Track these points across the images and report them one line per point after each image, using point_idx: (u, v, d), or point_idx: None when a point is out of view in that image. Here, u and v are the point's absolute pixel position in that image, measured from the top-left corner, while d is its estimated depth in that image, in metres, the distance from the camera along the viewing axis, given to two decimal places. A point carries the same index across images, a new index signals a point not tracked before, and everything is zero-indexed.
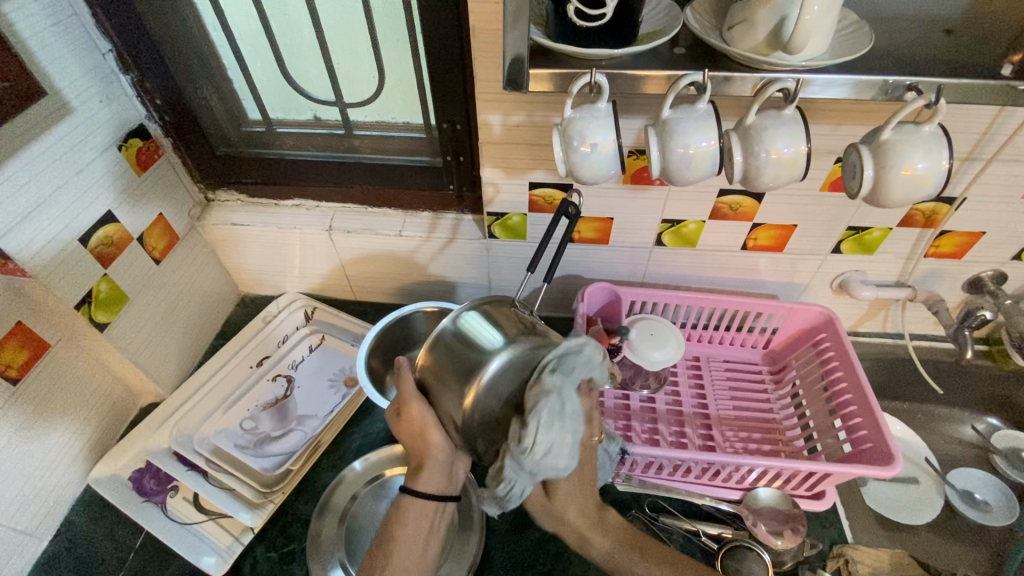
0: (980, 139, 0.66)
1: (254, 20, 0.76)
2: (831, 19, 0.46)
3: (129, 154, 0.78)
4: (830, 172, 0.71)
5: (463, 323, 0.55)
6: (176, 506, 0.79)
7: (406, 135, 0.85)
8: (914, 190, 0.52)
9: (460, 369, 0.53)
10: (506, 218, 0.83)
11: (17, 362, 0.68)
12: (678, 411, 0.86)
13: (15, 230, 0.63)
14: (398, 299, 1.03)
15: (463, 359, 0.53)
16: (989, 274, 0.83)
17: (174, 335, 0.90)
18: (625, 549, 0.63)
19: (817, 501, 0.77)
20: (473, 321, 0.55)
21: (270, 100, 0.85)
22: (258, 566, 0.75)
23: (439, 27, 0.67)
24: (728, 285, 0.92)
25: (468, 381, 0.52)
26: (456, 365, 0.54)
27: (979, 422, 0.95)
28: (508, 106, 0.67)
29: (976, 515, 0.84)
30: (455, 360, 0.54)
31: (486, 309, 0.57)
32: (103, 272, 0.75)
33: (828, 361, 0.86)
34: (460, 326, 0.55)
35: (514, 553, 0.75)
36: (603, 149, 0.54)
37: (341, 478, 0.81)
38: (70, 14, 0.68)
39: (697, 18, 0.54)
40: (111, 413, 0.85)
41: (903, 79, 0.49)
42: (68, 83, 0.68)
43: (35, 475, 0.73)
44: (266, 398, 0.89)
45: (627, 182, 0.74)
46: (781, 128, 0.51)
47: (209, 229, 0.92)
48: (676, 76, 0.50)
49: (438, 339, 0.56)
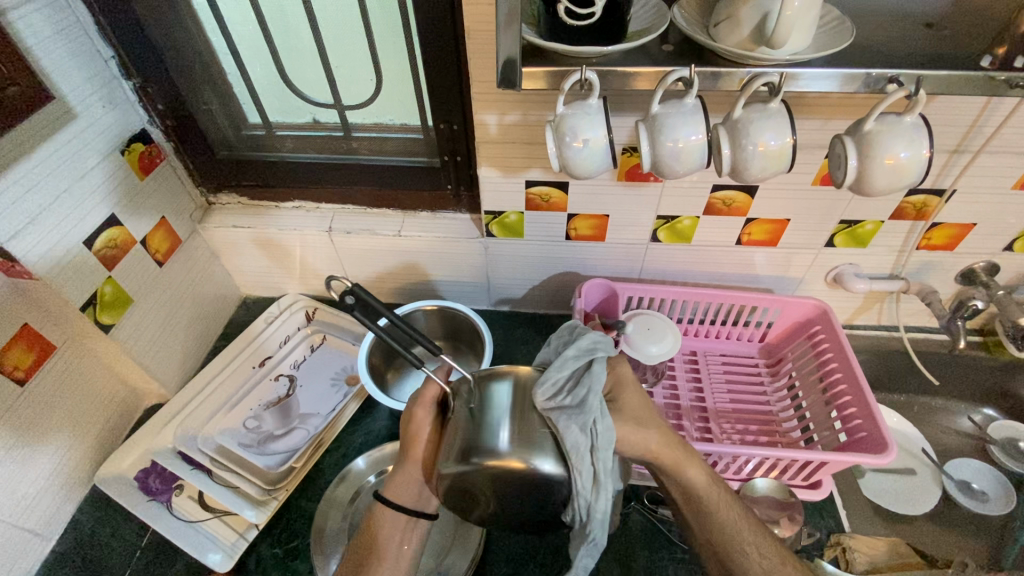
0: (968, 131, 0.67)
1: (252, 26, 0.78)
2: (812, 15, 0.48)
3: (132, 158, 0.80)
4: (820, 168, 0.72)
5: (496, 398, 0.56)
6: (181, 505, 0.80)
7: (403, 136, 0.87)
8: (897, 178, 0.53)
9: (468, 434, 0.54)
10: (503, 217, 0.84)
11: (24, 363, 0.70)
12: (675, 404, 0.87)
13: (23, 233, 0.65)
14: (399, 299, 1.04)
15: (476, 431, 0.54)
16: (982, 265, 0.84)
17: (178, 335, 0.91)
18: (716, 491, 0.63)
19: (813, 491, 0.78)
20: (505, 394, 0.56)
21: (269, 103, 0.87)
22: (263, 562, 0.76)
23: (436, 29, 0.69)
24: (723, 281, 0.93)
25: (471, 457, 0.53)
26: (471, 429, 0.54)
27: (974, 413, 0.97)
28: (504, 105, 0.69)
29: (973, 504, 0.85)
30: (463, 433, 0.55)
31: (520, 394, 0.57)
32: (107, 274, 0.76)
33: (823, 354, 0.87)
34: (494, 400, 0.56)
35: (516, 546, 0.76)
36: (595, 144, 0.55)
37: (344, 473, 0.83)
38: (74, 22, 0.70)
39: (684, 15, 0.55)
40: (116, 413, 0.86)
41: (885, 72, 0.50)
42: (73, 89, 0.70)
43: (42, 474, 0.75)
44: (269, 398, 0.90)
45: (621, 179, 0.76)
46: (768, 120, 0.52)
47: (211, 232, 0.94)
48: (665, 72, 0.51)
49: (472, 395, 0.57)
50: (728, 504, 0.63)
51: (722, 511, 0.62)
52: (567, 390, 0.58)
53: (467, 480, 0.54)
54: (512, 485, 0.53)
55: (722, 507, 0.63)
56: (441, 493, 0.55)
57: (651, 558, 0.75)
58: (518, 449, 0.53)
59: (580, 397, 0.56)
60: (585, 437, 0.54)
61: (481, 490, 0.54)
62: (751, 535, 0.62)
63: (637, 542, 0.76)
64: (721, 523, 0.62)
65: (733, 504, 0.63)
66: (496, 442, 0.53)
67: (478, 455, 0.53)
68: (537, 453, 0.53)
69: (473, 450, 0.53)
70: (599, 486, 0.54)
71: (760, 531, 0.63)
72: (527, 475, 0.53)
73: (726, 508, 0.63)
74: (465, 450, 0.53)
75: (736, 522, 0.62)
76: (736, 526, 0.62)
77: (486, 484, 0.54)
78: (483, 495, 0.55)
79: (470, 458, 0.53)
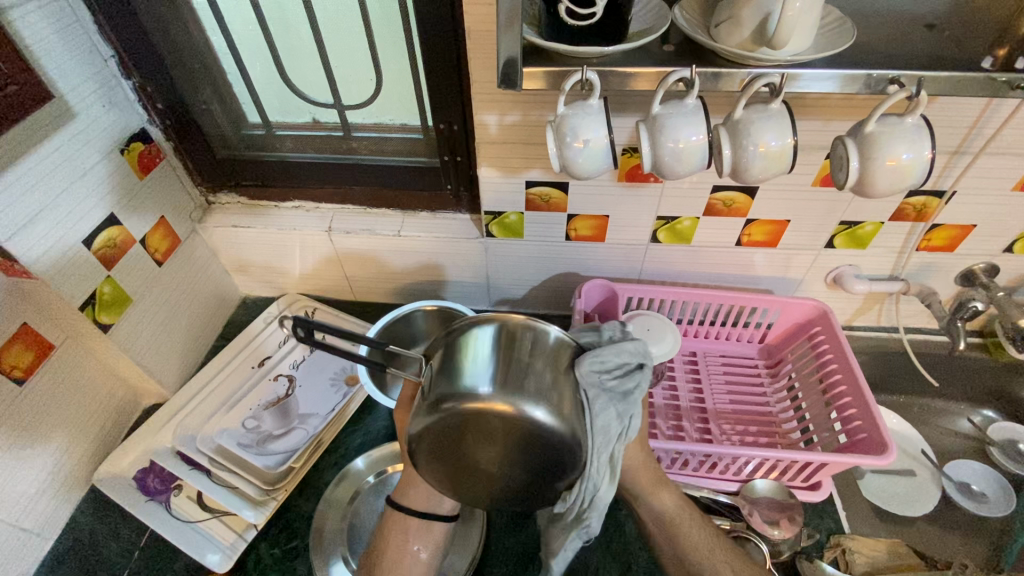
0: (968, 132, 0.67)
1: (252, 25, 0.77)
2: (813, 16, 0.48)
3: (131, 158, 0.79)
4: (821, 169, 0.72)
5: (474, 339, 0.55)
6: (180, 505, 0.79)
7: (403, 136, 0.87)
8: (899, 179, 0.53)
9: (444, 381, 0.54)
10: (503, 217, 0.84)
11: (22, 363, 0.70)
12: (675, 406, 0.87)
13: (22, 232, 0.64)
14: (399, 299, 1.04)
15: (452, 377, 0.54)
16: (982, 266, 0.84)
17: (177, 335, 0.91)
18: (687, 512, 0.66)
19: (813, 491, 0.78)
20: (488, 340, 0.54)
21: (269, 102, 0.87)
22: (261, 562, 0.76)
23: (436, 29, 0.69)
24: (723, 282, 0.93)
25: (447, 403, 0.53)
26: (446, 375, 0.54)
27: (974, 415, 0.97)
28: (504, 105, 0.69)
29: (972, 506, 0.85)
30: (440, 379, 0.55)
31: (504, 336, 0.55)
32: (106, 273, 0.76)
33: (823, 354, 0.87)
34: (472, 341, 0.54)
35: (516, 547, 0.76)
36: (595, 144, 0.55)
37: (343, 474, 0.83)
38: (73, 21, 0.69)
39: (685, 16, 0.55)
40: (114, 413, 0.86)
41: (886, 73, 0.50)
42: (71, 88, 0.70)
43: (40, 474, 0.74)
44: (268, 398, 0.90)
45: (622, 179, 0.75)
46: (770, 121, 0.52)
47: (211, 232, 0.94)
48: (666, 73, 0.51)
49: (453, 339, 0.56)
50: (700, 524, 0.66)
51: (692, 531, 0.65)
52: (614, 374, 0.59)
53: (443, 424, 0.54)
54: (495, 429, 0.54)
55: (694, 528, 0.65)
56: (422, 446, 0.56)
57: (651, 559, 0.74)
58: (498, 394, 0.53)
59: (626, 385, 0.59)
60: (619, 423, 0.58)
61: (456, 435, 0.55)
62: (724, 553, 0.63)
63: (635, 542, 0.76)
64: (693, 543, 0.64)
65: (705, 526, 0.66)
66: (477, 386, 0.53)
67: (455, 400, 0.53)
68: (519, 397, 0.53)
69: (449, 395, 0.54)
70: (609, 472, 0.60)
71: (734, 550, 0.64)
72: (512, 419, 0.53)
73: (695, 527, 0.65)
74: (441, 396, 0.54)
75: (708, 541, 0.64)
76: (708, 545, 0.64)
77: (464, 431, 0.54)
78: (461, 445, 0.55)
79: (447, 402, 0.53)
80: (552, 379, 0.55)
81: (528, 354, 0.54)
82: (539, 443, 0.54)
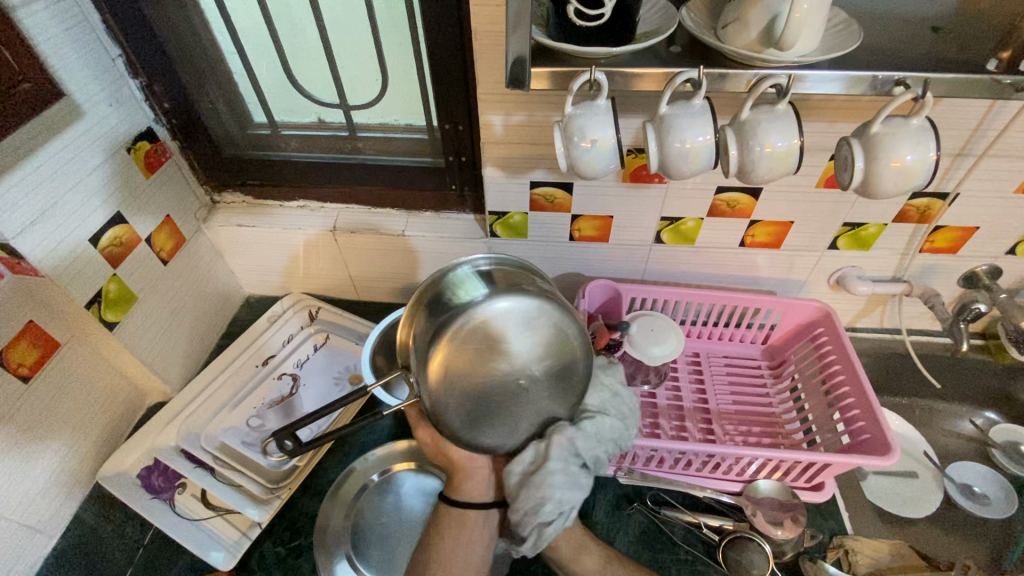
0: (972, 135, 0.67)
1: (259, 25, 0.78)
2: (820, 18, 0.48)
3: (137, 157, 0.80)
4: (825, 170, 0.72)
5: (460, 272, 0.56)
6: (184, 502, 0.80)
7: (408, 136, 0.87)
8: (904, 180, 0.53)
9: (442, 310, 0.54)
10: (508, 217, 0.84)
11: (28, 360, 0.70)
12: (678, 406, 0.87)
13: (29, 230, 0.65)
14: (402, 299, 1.05)
15: (448, 305, 0.54)
16: (984, 269, 0.84)
17: (181, 333, 0.91)
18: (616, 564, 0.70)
19: (816, 492, 0.78)
20: (471, 268, 0.57)
21: (275, 102, 0.87)
22: (266, 560, 0.76)
23: (443, 29, 0.69)
24: (726, 283, 0.93)
25: (448, 320, 0.53)
26: (443, 307, 0.55)
27: (976, 417, 0.97)
28: (510, 106, 0.69)
29: (974, 507, 0.86)
30: (435, 313, 0.55)
31: (484, 264, 0.57)
32: (112, 272, 0.77)
33: (825, 355, 0.87)
34: (457, 275, 0.56)
35: (520, 546, 0.76)
36: (602, 144, 0.55)
37: (348, 471, 0.83)
38: (82, 21, 0.70)
39: (693, 18, 0.56)
40: (119, 411, 0.86)
41: (891, 74, 0.50)
42: (78, 87, 0.70)
43: (45, 470, 0.75)
44: (272, 396, 0.90)
45: (626, 180, 0.76)
46: (775, 122, 0.53)
47: (216, 231, 0.94)
48: (672, 74, 0.51)
49: (438, 282, 0.57)
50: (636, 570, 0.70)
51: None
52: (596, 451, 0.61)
53: (455, 343, 0.53)
54: (500, 333, 0.53)
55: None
56: (436, 385, 0.53)
57: (654, 558, 0.75)
58: (500, 294, 0.54)
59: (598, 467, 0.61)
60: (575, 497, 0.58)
61: (467, 352, 0.53)
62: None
63: (638, 542, 0.76)
64: None
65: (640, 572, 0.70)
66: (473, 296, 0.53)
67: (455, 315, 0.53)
68: (516, 292, 0.54)
69: (449, 315, 0.53)
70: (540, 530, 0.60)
71: None
72: (514, 317, 0.53)
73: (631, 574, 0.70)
74: (441, 320, 0.53)
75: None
76: None
77: (479, 345, 0.53)
78: (478, 362, 0.53)
79: (448, 319, 0.53)
80: (543, 286, 0.57)
81: (511, 273, 0.57)
82: (547, 337, 0.54)
